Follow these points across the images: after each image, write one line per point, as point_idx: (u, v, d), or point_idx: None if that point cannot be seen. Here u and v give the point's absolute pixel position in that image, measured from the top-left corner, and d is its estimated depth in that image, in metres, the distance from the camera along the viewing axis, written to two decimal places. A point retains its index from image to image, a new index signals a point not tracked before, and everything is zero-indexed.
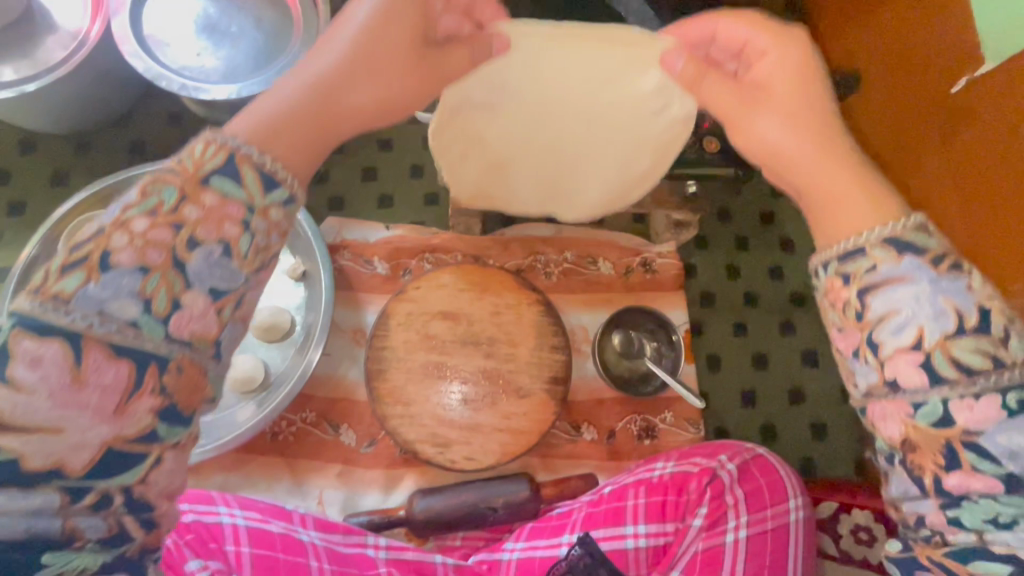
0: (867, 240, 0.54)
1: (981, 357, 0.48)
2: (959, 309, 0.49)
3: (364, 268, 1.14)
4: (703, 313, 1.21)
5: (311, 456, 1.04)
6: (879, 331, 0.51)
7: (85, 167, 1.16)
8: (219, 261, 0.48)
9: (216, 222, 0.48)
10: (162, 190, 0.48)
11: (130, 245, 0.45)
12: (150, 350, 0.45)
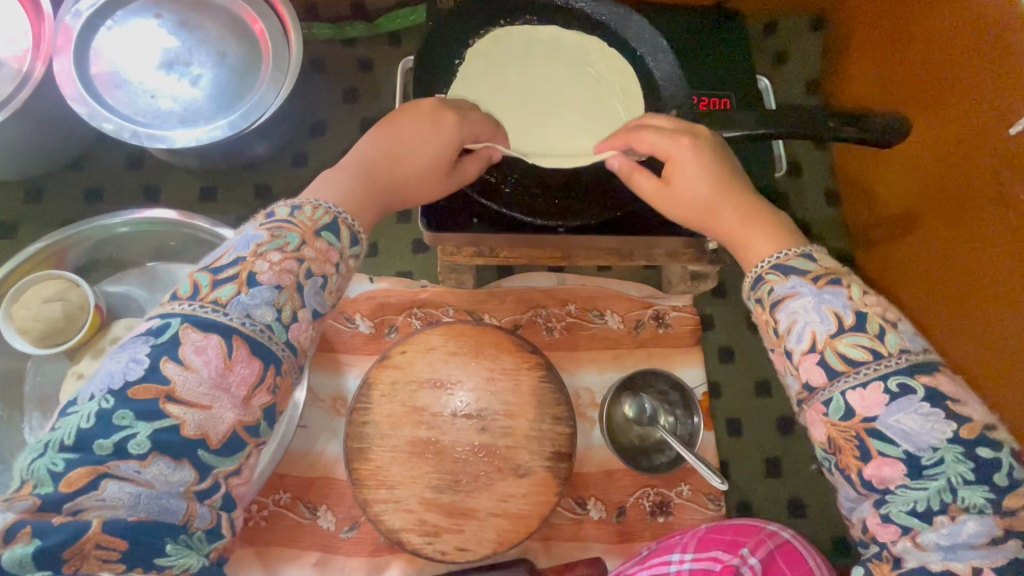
0: (763, 267, 0.62)
1: (863, 350, 0.54)
2: (837, 309, 0.56)
3: (345, 326, 1.02)
4: (723, 370, 1.10)
5: (285, 543, 0.93)
6: (788, 341, 0.58)
7: (37, 217, 1.05)
8: (319, 291, 0.54)
9: (327, 259, 0.55)
10: (289, 233, 0.54)
11: (271, 269, 0.52)
12: (277, 350, 0.51)
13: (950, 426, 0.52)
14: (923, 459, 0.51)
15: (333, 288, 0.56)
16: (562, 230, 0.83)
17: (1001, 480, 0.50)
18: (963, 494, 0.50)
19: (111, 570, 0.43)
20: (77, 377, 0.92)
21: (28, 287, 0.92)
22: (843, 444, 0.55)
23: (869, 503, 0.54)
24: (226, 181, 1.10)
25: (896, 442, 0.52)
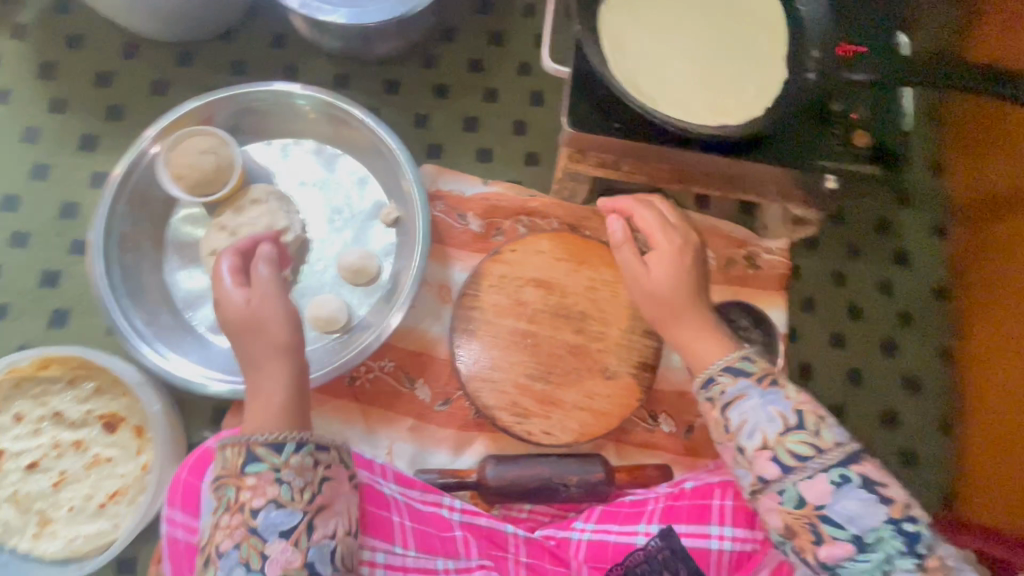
0: (716, 369, 0.76)
1: (806, 445, 0.68)
2: (783, 411, 0.70)
3: (457, 222, 1.09)
4: (802, 319, 1.14)
5: (385, 406, 1.03)
6: (740, 437, 0.71)
7: (185, 80, 1.11)
8: (279, 510, 0.66)
9: (265, 488, 0.66)
10: (228, 488, 0.67)
11: (225, 535, 0.66)
12: (264, 545, 0.65)
13: (885, 509, 0.66)
14: (864, 539, 0.65)
15: (299, 488, 0.67)
16: (697, 146, 0.86)
17: (921, 548, 0.65)
18: (892, 564, 0.65)
19: None
20: (220, 229, 1.01)
21: (184, 138, 1.00)
22: (801, 529, 0.68)
23: (821, 574, 0.68)
24: (359, 72, 1.15)
25: (842, 526, 0.66)
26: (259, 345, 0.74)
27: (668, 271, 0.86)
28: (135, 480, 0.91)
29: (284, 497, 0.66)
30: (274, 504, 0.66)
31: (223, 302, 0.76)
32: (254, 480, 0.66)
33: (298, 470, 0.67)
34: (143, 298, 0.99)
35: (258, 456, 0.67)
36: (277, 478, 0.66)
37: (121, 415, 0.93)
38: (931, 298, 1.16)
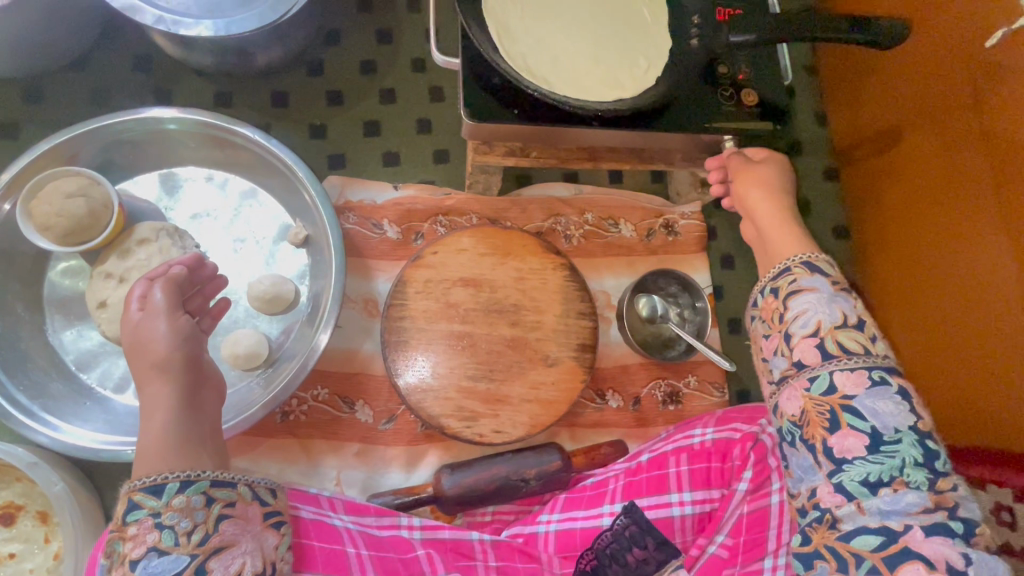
0: (793, 262, 0.72)
1: (857, 343, 0.65)
2: (845, 309, 0.67)
3: (373, 232, 1.04)
4: (725, 276, 1.19)
5: (325, 436, 0.97)
6: (793, 325, 0.68)
7: (39, 117, 1.00)
8: (159, 558, 0.57)
9: (144, 535, 0.58)
10: (112, 543, 0.59)
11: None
12: None
13: (913, 418, 0.62)
14: (885, 435, 0.61)
15: (185, 531, 0.59)
16: (597, 123, 0.87)
17: (941, 466, 0.61)
18: (908, 471, 0.60)
19: None
20: (107, 277, 0.91)
21: (43, 182, 0.89)
22: (815, 416, 0.64)
23: (822, 474, 0.63)
24: (241, 88, 1.08)
25: (865, 418, 0.62)
26: (152, 371, 0.69)
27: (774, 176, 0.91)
28: (48, 573, 0.81)
29: (165, 544, 0.58)
30: (155, 551, 0.57)
31: (128, 328, 0.71)
32: (135, 529, 0.58)
33: (187, 510, 0.59)
34: (25, 368, 0.87)
35: (139, 504, 0.59)
36: (153, 523, 0.58)
37: (18, 504, 0.82)
38: (832, 237, 1.27)
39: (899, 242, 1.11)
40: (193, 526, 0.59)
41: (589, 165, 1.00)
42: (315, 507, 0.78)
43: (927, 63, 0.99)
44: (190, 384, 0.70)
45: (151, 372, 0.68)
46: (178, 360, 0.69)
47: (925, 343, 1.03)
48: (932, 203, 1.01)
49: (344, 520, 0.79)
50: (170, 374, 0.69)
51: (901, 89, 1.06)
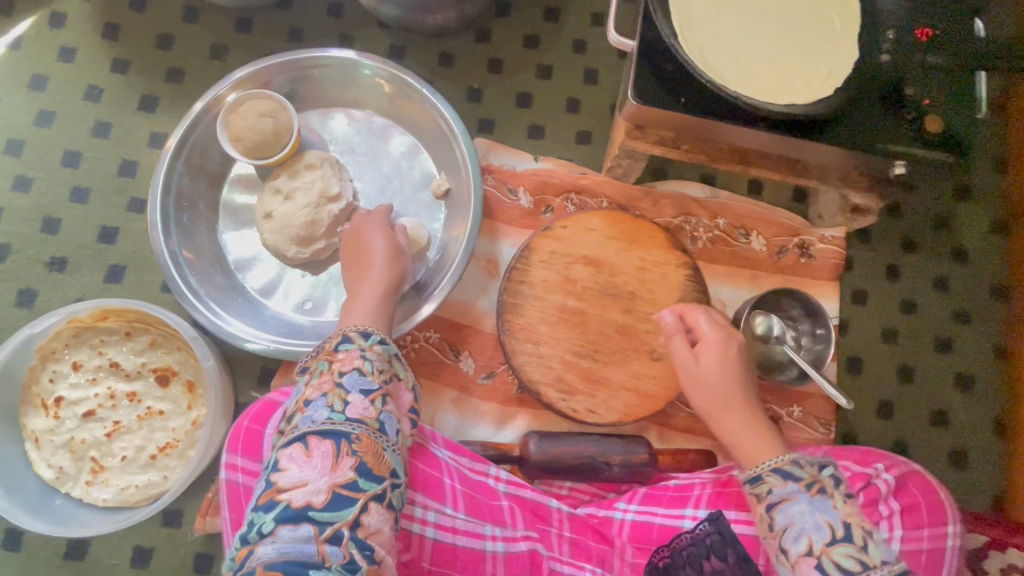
0: (763, 468, 0.72)
1: (853, 559, 0.62)
2: (831, 519, 0.64)
3: (508, 197, 1.09)
4: (855, 311, 1.12)
5: (428, 376, 1.03)
6: (784, 540, 0.66)
7: (244, 45, 1.13)
8: (360, 376, 0.68)
9: (354, 357, 0.70)
10: (319, 362, 0.70)
11: (316, 390, 0.67)
12: (351, 397, 0.66)
13: None
14: None
15: (381, 368, 0.70)
16: (761, 125, 0.85)
17: None
18: None
19: (345, 441, 0.63)
20: (276, 192, 1.02)
21: (244, 100, 1.01)
22: None
23: None
24: (414, 44, 1.16)
25: None
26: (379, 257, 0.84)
27: (720, 359, 0.82)
28: (185, 435, 0.93)
29: (368, 367, 0.69)
30: (360, 368, 0.69)
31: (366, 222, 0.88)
32: (344, 355, 0.70)
33: (382, 353, 0.72)
34: (198, 258, 1.00)
35: (349, 337, 0.72)
36: (358, 350, 0.71)
37: (174, 369, 0.95)
38: (988, 295, 1.14)
39: None
40: (386, 367, 0.71)
41: (737, 168, 0.98)
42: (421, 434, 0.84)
43: None
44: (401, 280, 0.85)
45: (377, 259, 0.84)
46: (394, 257, 0.85)
47: None
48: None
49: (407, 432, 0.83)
50: (391, 265, 0.84)
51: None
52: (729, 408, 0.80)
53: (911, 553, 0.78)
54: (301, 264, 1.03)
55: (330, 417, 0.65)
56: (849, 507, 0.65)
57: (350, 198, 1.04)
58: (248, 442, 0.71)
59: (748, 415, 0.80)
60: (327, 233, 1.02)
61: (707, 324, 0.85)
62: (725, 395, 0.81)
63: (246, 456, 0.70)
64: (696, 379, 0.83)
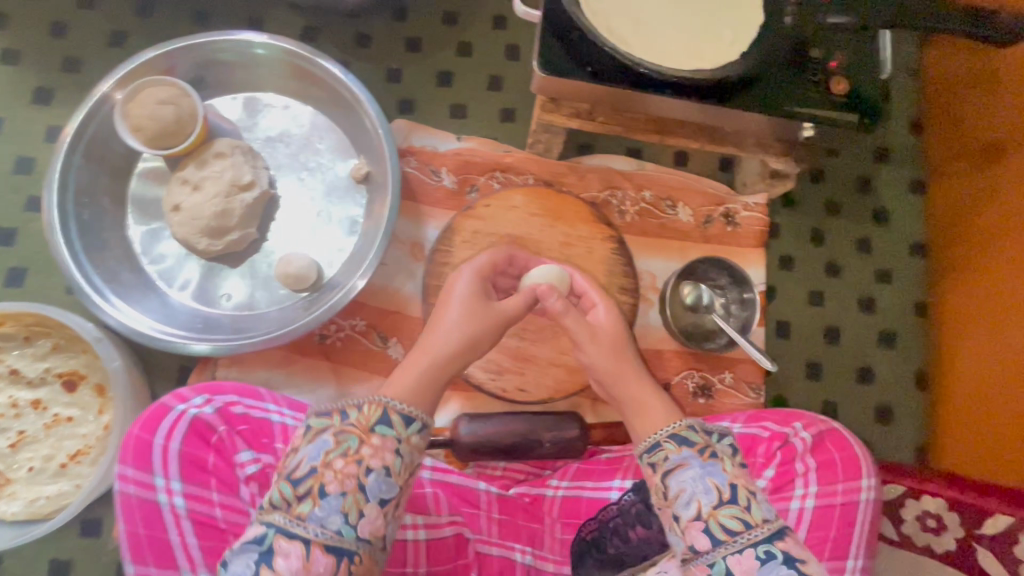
0: (661, 436, 0.74)
1: (736, 520, 0.66)
2: (718, 482, 0.68)
3: (430, 178, 1.06)
4: (781, 277, 1.14)
5: (356, 365, 1.00)
6: (677, 506, 0.69)
7: (145, 30, 1.07)
8: (385, 478, 0.65)
9: (384, 451, 0.66)
10: (350, 437, 0.66)
11: (337, 479, 0.64)
12: (365, 509, 0.64)
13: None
14: None
15: (404, 468, 0.66)
16: (669, 92, 0.84)
17: None
18: None
19: (336, 558, 0.62)
20: (183, 183, 0.97)
21: (143, 87, 0.95)
22: None
23: None
24: (327, 25, 1.12)
25: None
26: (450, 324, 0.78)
27: (613, 324, 0.87)
28: (97, 440, 0.89)
29: (394, 468, 0.65)
30: (385, 470, 0.65)
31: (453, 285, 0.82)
32: (379, 439, 0.66)
33: (416, 446, 0.68)
34: (104, 256, 0.95)
35: (388, 420, 0.67)
36: (396, 436, 0.66)
37: (81, 373, 0.90)
38: (908, 253, 1.17)
39: (978, 268, 1.04)
40: (408, 463, 0.67)
41: (655, 139, 0.97)
42: (253, 402, 0.80)
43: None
44: (472, 352, 0.79)
45: (454, 314, 0.79)
46: (472, 311, 0.78)
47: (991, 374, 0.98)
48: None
49: (281, 413, 0.81)
50: (464, 336, 0.77)
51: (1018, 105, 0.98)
52: (620, 366, 0.83)
53: (825, 508, 0.81)
54: (215, 257, 0.99)
55: (342, 525, 0.63)
56: (736, 471, 0.69)
57: (265, 186, 1.00)
58: (138, 452, 0.72)
59: (637, 376, 0.82)
60: (241, 224, 0.97)
61: (589, 290, 0.91)
62: (617, 358, 0.83)
63: (136, 467, 0.71)
64: (593, 346, 0.84)
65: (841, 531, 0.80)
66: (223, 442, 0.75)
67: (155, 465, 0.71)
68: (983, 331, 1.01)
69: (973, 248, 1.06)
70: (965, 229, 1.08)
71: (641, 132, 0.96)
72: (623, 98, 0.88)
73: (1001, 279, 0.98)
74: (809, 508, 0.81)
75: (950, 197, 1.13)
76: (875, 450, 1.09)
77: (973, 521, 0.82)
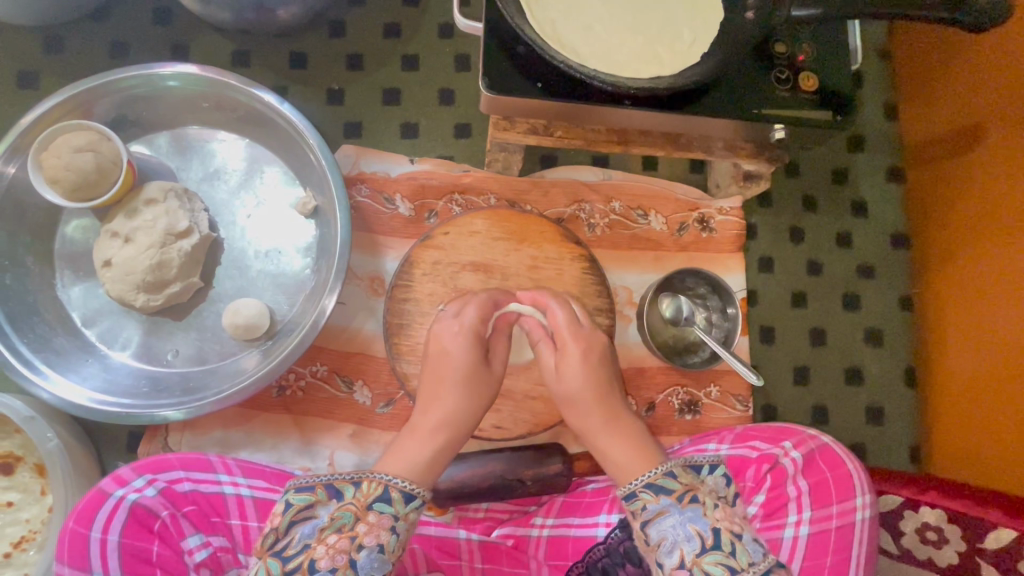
0: (635, 484, 0.67)
1: (721, 566, 0.60)
2: (700, 528, 0.62)
3: (385, 207, 0.99)
4: (762, 280, 1.10)
5: (321, 414, 0.94)
6: (659, 554, 0.63)
7: (58, 68, 1.00)
8: (378, 556, 0.61)
9: (379, 529, 0.61)
10: (345, 513, 0.62)
11: (329, 555, 0.59)
12: None
13: None
14: None
15: (400, 544, 0.62)
16: (629, 103, 0.78)
17: None
18: None
19: None
20: (113, 235, 0.89)
21: (55, 134, 0.87)
22: None
23: None
24: (260, 47, 1.06)
25: None
26: (448, 395, 0.75)
27: (581, 367, 0.77)
28: (42, 524, 0.83)
29: (389, 546, 0.61)
30: (379, 547, 0.61)
31: (446, 348, 0.78)
32: (376, 517, 0.62)
33: (412, 523, 0.64)
34: (31, 321, 0.88)
35: (388, 497, 0.63)
36: (394, 511, 0.63)
37: (17, 454, 0.84)
38: (889, 245, 1.13)
39: (965, 257, 0.99)
40: (403, 541, 0.63)
41: (618, 150, 0.91)
42: (204, 475, 0.74)
43: (1005, 56, 0.91)
44: (476, 420, 0.77)
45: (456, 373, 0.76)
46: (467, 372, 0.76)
47: (984, 366, 0.94)
48: (1011, 215, 0.90)
49: (236, 484, 0.75)
50: (463, 407, 0.75)
51: (992, 84, 0.93)
52: (581, 414, 0.77)
53: (821, 533, 0.77)
54: (157, 311, 0.92)
55: None
56: (720, 514, 0.63)
57: (204, 229, 0.92)
58: (74, 548, 0.65)
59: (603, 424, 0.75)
60: (182, 274, 0.89)
61: (562, 322, 0.80)
62: (581, 405, 0.76)
63: (72, 566, 0.65)
64: (557, 389, 0.79)
65: (838, 555, 0.76)
66: (166, 528, 0.69)
67: (94, 561, 0.65)
68: (972, 319, 0.97)
69: (956, 232, 1.02)
70: (946, 212, 1.04)
71: (602, 143, 0.90)
72: (581, 113, 0.82)
73: (984, 264, 0.95)
74: (804, 535, 0.77)
75: (929, 180, 1.09)
76: (868, 452, 1.06)
77: (972, 531, 0.81)
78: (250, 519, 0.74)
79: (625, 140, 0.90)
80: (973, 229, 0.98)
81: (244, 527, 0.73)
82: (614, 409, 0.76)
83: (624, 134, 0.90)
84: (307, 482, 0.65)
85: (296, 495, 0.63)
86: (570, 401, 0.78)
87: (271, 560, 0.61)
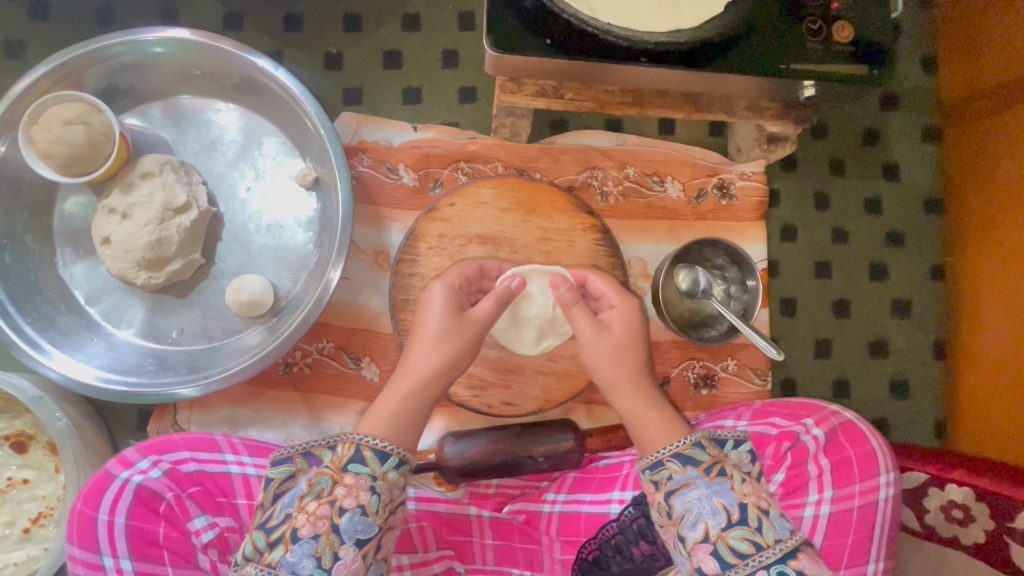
0: (662, 453, 0.64)
1: (747, 542, 0.57)
2: (729, 502, 0.59)
3: (388, 177, 0.95)
4: (784, 249, 1.04)
5: (330, 391, 0.93)
6: (681, 527, 0.60)
7: (46, 37, 0.96)
8: (361, 518, 0.59)
9: (358, 491, 0.60)
10: (322, 478, 0.61)
11: (310, 522, 0.59)
12: (343, 551, 0.58)
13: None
14: None
15: (385, 504, 0.61)
16: (645, 60, 0.72)
17: None
18: None
19: None
20: (110, 211, 0.87)
21: (44, 105, 0.83)
22: None
23: None
24: (252, 10, 1.00)
25: None
26: (428, 350, 0.72)
27: (627, 327, 0.76)
28: (58, 501, 0.84)
29: (370, 509, 0.60)
30: (360, 510, 0.59)
31: (430, 305, 0.75)
32: (352, 479, 0.60)
33: (393, 485, 0.62)
34: (35, 300, 0.87)
35: (363, 459, 0.61)
36: (371, 472, 0.61)
37: (29, 433, 0.85)
38: (922, 211, 1.07)
39: (1003, 225, 0.93)
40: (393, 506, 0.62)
41: (633, 112, 0.86)
42: (208, 455, 0.73)
43: None
44: (454, 373, 0.74)
45: (432, 330, 0.73)
46: (444, 328, 0.73)
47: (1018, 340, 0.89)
48: None
49: (241, 464, 0.74)
50: (444, 361, 0.72)
51: None
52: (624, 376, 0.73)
53: (842, 512, 0.75)
54: (159, 288, 0.90)
55: (315, 568, 0.57)
56: (749, 488, 0.60)
57: (203, 204, 0.89)
58: (83, 529, 0.66)
59: (632, 382, 0.73)
60: (182, 251, 0.87)
61: (606, 287, 0.80)
62: (615, 364, 0.73)
63: (82, 546, 0.66)
64: (601, 347, 0.74)
65: (859, 535, 0.74)
66: (170, 509, 0.69)
67: (102, 543, 0.66)
68: (1007, 292, 0.92)
69: (994, 200, 0.95)
70: (984, 181, 0.97)
71: (615, 104, 0.85)
72: (590, 73, 0.76)
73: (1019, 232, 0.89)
74: (825, 514, 0.75)
75: (968, 143, 1.01)
76: (891, 425, 1.03)
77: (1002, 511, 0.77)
78: (255, 498, 0.73)
79: (641, 101, 0.85)
80: (1011, 196, 0.91)
81: (250, 506, 0.73)
82: (643, 370, 0.74)
83: (637, 96, 0.85)
84: (285, 454, 0.64)
85: (274, 468, 0.63)
86: (622, 359, 0.74)
87: (257, 533, 0.61)
